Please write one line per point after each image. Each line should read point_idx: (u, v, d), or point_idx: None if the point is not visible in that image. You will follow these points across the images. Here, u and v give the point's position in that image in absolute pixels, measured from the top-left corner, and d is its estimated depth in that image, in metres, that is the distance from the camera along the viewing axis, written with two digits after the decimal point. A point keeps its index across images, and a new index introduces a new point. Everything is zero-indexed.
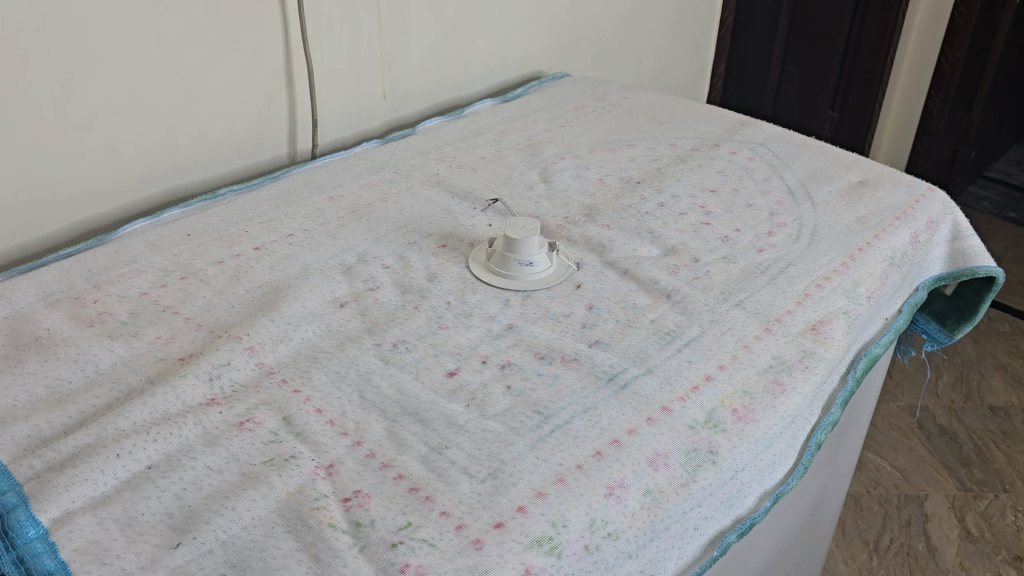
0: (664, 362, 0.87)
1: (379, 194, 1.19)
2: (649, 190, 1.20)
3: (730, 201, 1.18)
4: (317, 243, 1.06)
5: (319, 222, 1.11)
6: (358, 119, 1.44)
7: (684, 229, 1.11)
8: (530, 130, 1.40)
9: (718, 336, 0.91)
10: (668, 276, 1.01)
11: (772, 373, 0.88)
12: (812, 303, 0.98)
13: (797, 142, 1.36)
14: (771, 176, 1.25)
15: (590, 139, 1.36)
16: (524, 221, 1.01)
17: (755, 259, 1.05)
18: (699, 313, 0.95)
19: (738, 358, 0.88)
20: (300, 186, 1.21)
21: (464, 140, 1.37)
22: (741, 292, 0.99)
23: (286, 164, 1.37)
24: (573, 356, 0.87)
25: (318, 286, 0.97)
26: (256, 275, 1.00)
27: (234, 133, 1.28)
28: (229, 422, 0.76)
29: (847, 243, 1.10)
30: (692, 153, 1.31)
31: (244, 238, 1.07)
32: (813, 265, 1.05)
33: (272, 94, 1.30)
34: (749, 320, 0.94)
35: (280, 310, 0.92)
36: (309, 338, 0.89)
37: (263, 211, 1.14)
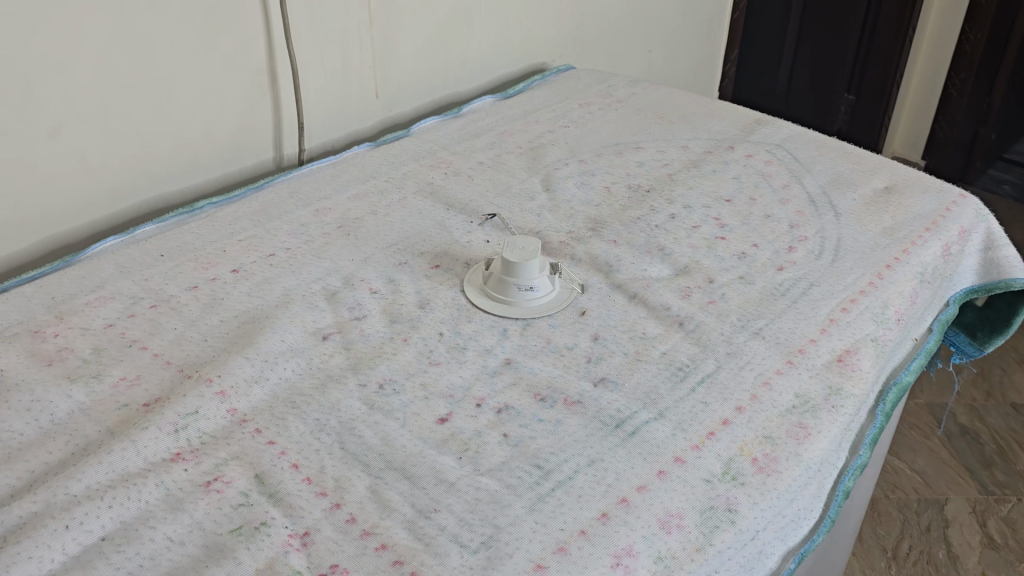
0: (677, 404, 0.79)
1: (368, 206, 1.10)
2: (659, 199, 1.11)
3: (747, 212, 1.09)
4: (300, 265, 0.98)
5: (303, 239, 1.03)
6: (349, 120, 1.36)
7: (697, 245, 1.02)
8: (531, 131, 1.31)
9: (736, 371, 0.83)
10: (680, 301, 0.92)
11: (796, 415, 0.79)
12: (837, 330, 0.90)
13: (818, 142, 1.27)
14: (790, 182, 1.16)
15: (595, 141, 1.27)
16: (524, 241, 0.93)
17: (774, 279, 0.97)
18: (715, 345, 0.86)
19: (757, 398, 0.80)
20: (285, 197, 1.13)
21: (462, 143, 1.28)
22: (760, 318, 0.90)
23: (271, 169, 1.29)
24: (577, 397, 0.79)
25: (299, 315, 0.89)
26: (232, 303, 0.92)
27: (213, 139, 1.19)
28: (194, 483, 0.69)
29: (874, 259, 1.01)
30: (705, 156, 1.22)
31: (221, 259, 0.99)
32: (837, 285, 0.96)
33: (254, 96, 1.21)
34: (770, 352, 0.86)
35: (256, 345, 0.84)
36: (287, 378, 0.81)
37: (243, 227, 1.06)
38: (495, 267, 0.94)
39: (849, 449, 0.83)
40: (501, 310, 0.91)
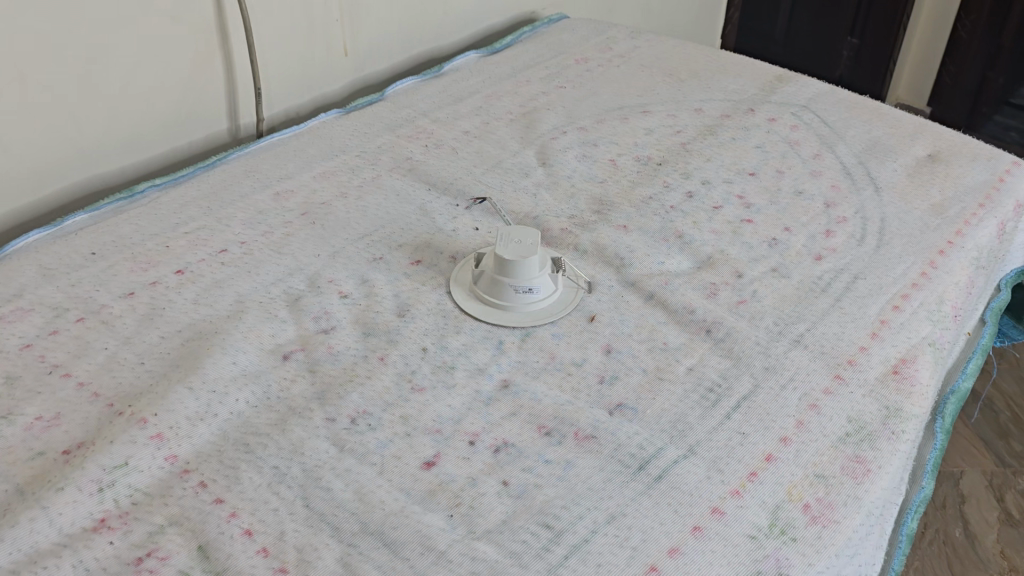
0: (710, 438, 0.66)
1: (337, 187, 0.95)
2: (673, 175, 0.97)
3: (775, 188, 0.95)
4: (257, 263, 0.83)
5: (261, 230, 0.88)
6: (315, 82, 1.19)
7: (720, 230, 0.88)
8: (523, 94, 1.15)
9: (776, 392, 0.70)
10: (705, 301, 0.79)
11: (850, 446, 0.67)
12: (890, 335, 0.77)
13: (847, 102, 1.12)
14: (820, 151, 1.02)
15: (596, 104, 1.12)
16: (518, 232, 0.78)
17: (812, 271, 0.84)
18: (750, 358, 0.73)
19: (804, 426, 0.68)
20: (240, 178, 0.98)
21: (444, 108, 1.12)
22: (800, 322, 0.77)
23: (226, 141, 1.13)
24: (590, 430, 0.66)
25: (255, 329, 0.75)
26: (176, 313, 0.77)
27: (157, 110, 1.03)
28: (122, 561, 0.56)
29: (923, 244, 0.88)
30: (722, 121, 1.07)
31: (163, 257, 0.84)
32: (885, 278, 0.83)
33: (203, 59, 1.04)
34: (814, 366, 0.73)
35: (202, 370, 0.70)
36: (240, 411, 0.67)
37: (190, 216, 0.91)
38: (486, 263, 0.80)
39: (910, 480, 0.71)
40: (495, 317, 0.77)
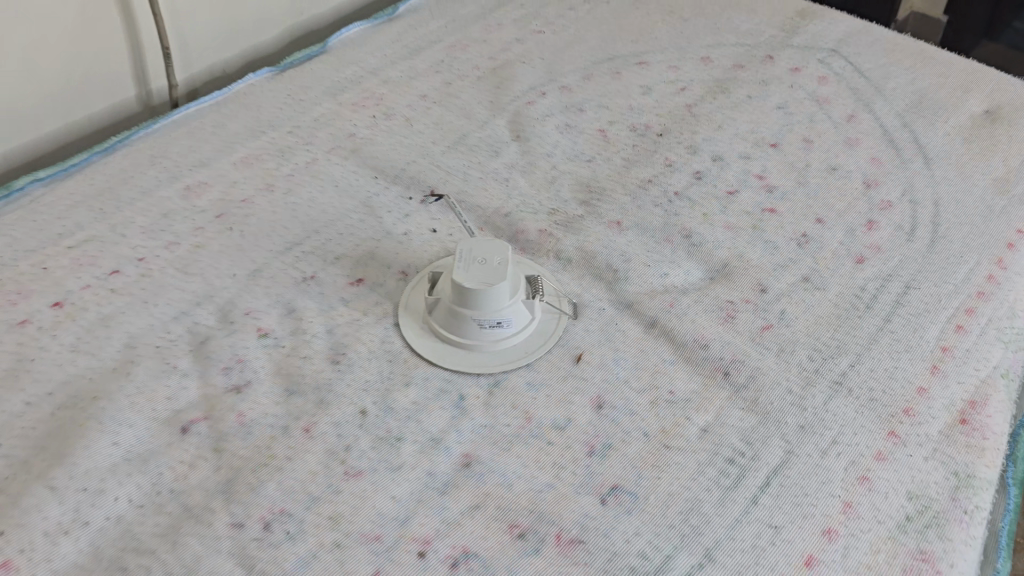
0: (732, 537, 0.51)
1: (262, 175, 0.77)
2: (678, 149, 0.79)
3: (803, 163, 0.77)
4: (156, 290, 0.66)
5: (164, 240, 0.71)
6: (243, 34, 0.99)
7: (737, 224, 0.71)
8: (493, 43, 0.96)
9: (816, 463, 0.55)
10: (721, 329, 0.62)
11: (913, 534, 0.52)
12: (954, 368, 0.61)
13: (884, 44, 0.93)
14: (856, 111, 0.83)
15: (582, 55, 0.93)
16: (481, 248, 0.60)
17: (853, 280, 0.67)
18: (781, 413, 0.57)
19: (852, 510, 0.53)
20: (145, 166, 0.79)
21: (398, 64, 0.93)
22: (842, 356, 0.61)
23: (135, 109, 0.93)
24: (576, 530, 0.51)
25: (146, 390, 0.58)
26: (47, 365, 0.60)
27: (39, 80, 0.83)
28: None
29: (988, 236, 0.71)
30: (734, 75, 0.88)
31: (38, 283, 0.67)
32: (943, 284, 0.67)
33: (94, 13, 0.84)
34: (862, 419, 0.57)
35: (72, 459, 0.54)
36: (119, 516, 0.51)
37: (78, 222, 0.72)
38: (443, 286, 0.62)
39: (984, 559, 0.55)
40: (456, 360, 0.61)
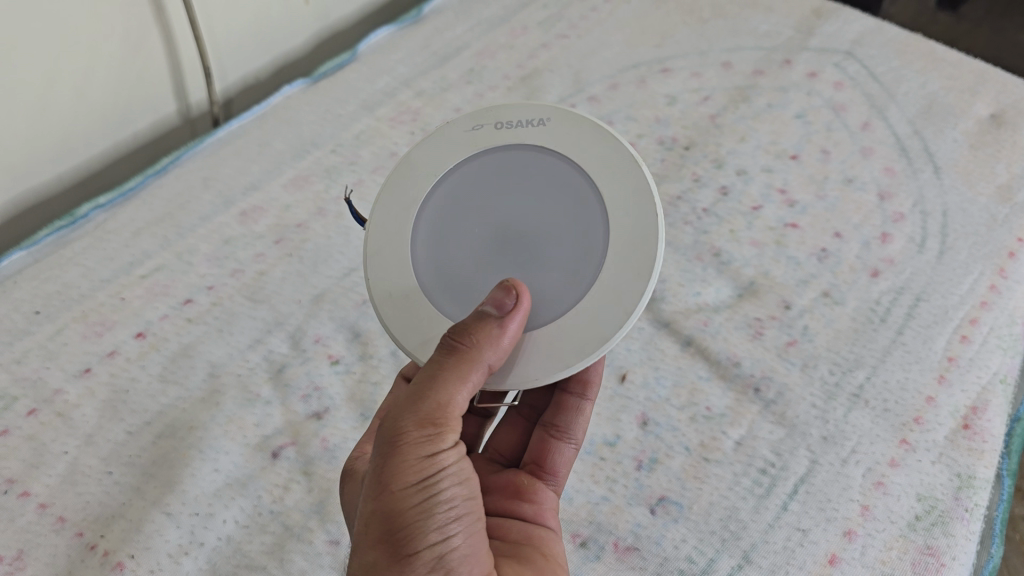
0: (766, 540, 0.58)
1: (315, 200, 0.83)
2: (703, 162, 0.85)
3: (821, 175, 0.84)
4: (229, 319, 0.73)
5: (230, 269, 0.77)
6: (275, 41, 1.00)
7: (762, 240, 0.78)
8: (523, 47, 1.00)
9: (838, 470, 0.61)
10: (750, 346, 0.69)
11: (921, 533, 0.59)
12: (959, 377, 0.67)
13: (896, 44, 0.98)
14: (869, 119, 0.89)
15: (608, 61, 0.97)
16: (531, 113, 0.54)
17: (869, 292, 0.73)
18: (806, 425, 0.64)
19: (870, 510, 0.59)
20: (198, 189, 0.83)
21: (430, 74, 0.97)
22: (859, 369, 0.68)
23: (175, 122, 0.95)
24: (630, 539, 0.59)
25: (236, 418, 0.66)
26: (143, 397, 0.68)
27: (88, 106, 0.83)
28: None
29: (992, 244, 0.77)
30: (755, 81, 0.94)
31: (121, 313, 0.73)
32: (949, 294, 0.73)
33: (137, 35, 0.83)
34: (877, 428, 0.64)
35: (181, 486, 0.62)
36: (229, 536, 0.60)
37: (145, 250, 0.78)
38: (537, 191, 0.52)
39: (979, 550, 0.61)
40: (640, 244, 0.49)
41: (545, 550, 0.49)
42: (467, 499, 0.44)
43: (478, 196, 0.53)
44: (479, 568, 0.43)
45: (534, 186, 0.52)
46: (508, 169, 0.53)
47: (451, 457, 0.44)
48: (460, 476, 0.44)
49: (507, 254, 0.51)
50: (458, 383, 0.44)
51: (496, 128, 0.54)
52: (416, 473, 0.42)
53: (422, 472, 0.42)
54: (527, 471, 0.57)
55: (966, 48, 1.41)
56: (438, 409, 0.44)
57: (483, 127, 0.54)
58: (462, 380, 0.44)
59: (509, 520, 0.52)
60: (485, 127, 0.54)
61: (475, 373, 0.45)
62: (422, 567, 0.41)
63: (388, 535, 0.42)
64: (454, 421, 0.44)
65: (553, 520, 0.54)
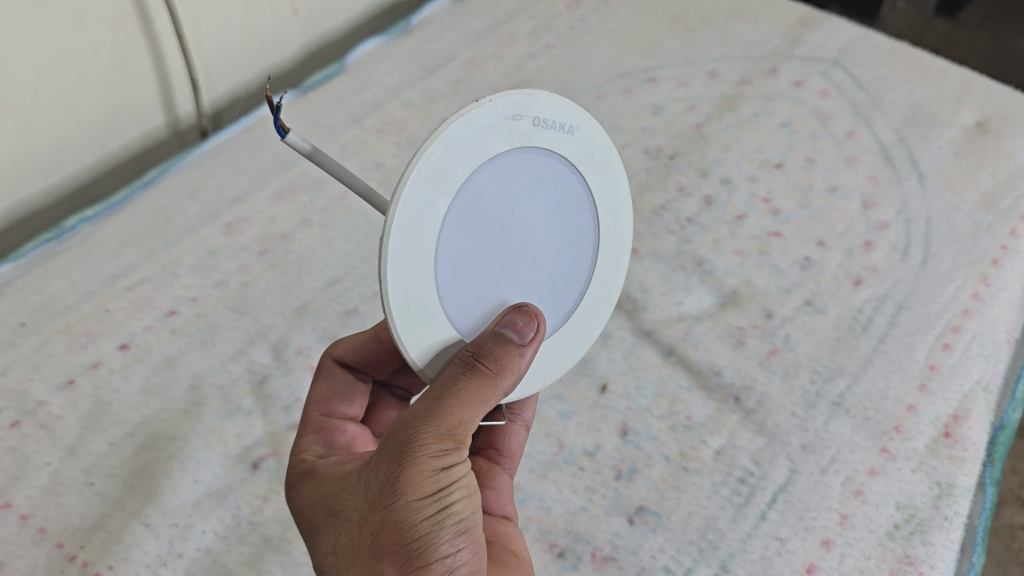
0: (744, 550, 0.58)
1: (300, 211, 0.84)
2: (688, 171, 0.85)
3: (805, 184, 0.84)
4: (213, 330, 0.73)
5: (215, 280, 0.77)
6: (263, 53, 1.01)
7: (745, 249, 0.78)
8: (510, 58, 1.00)
9: (817, 479, 0.61)
10: (732, 355, 0.69)
11: (900, 542, 0.58)
12: (940, 385, 0.67)
13: (883, 52, 0.98)
14: (855, 127, 0.89)
15: (595, 71, 0.97)
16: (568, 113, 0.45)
17: (851, 301, 0.73)
18: (786, 434, 0.64)
19: (849, 519, 0.59)
20: (185, 201, 0.84)
21: (418, 85, 0.97)
22: (840, 377, 0.68)
23: (164, 134, 0.96)
24: (608, 548, 0.58)
25: (217, 429, 0.66)
26: (126, 408, 0.68)
27: (75, 119, 0.84)
28: None
29: (975, 252, 0.77)
30: (741, 89, 0.95)
31: (105, 325, 0.73)
32: (932, 302, 0.73)
33: (124, 48, 0.84)
34: (857, 437, 0.64)
35: (161, 497, 0.62)
36: (208, 547, 0.60)
37: (131, 262, 0.78)
38: (560, 212, 0.47)
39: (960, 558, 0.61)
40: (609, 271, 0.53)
41: (513, 548, 0.50)
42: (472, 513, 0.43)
43: (505, 203, 0.44)
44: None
45: (557, 201, 0.47)
46: (537, 177, 0.46)
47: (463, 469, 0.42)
48: (467, 489, 0.43)
49: (524, 280, 0.47)
50: (480, 405, 0.42)
51: (535, 125, 0.44)
52: (432, 485, 0.41)
53: (437, 484, 0.41)
54: (483, 457, 0.57)
55: (960, 56, 1.41)
56: (459, 424, 0.41)
57: (522, 118, 0.43)
58: (482, 393, 0.43)
59: None
60: (525, 117, 0.43)
61: (494, 389, 0.43)
62: None
63: (397, 546, 0.40)
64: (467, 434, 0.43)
65: (512, 504, 0.55)
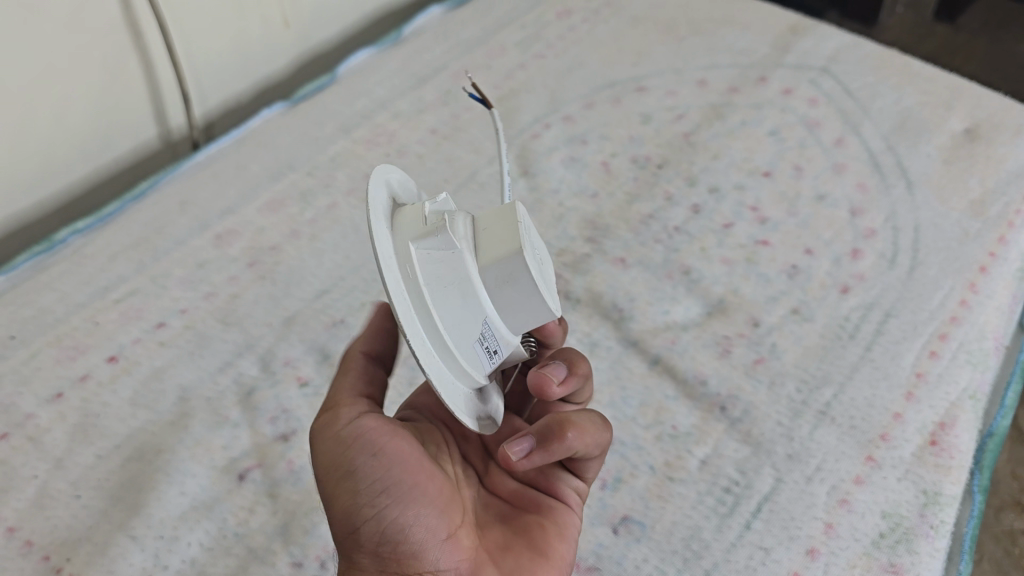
0: (729, 559, 0.58)
1: (289, 222, 0.84)
2: (676, 180, 0.86)
3: (793, 192, 0.84)
4: (201, 342, 0.74)
5: (204, 291, 0.78)
6: (255, 66, 1.01)
7: (732, 257, 0.78)
8: (500, 67, 1.01)
9: (802, 489, 0.61)
10: (718, 364, 0.69)
11: (887, 551, 0.58)
12: (927, 393, 0.67)
13: (872, 60, 0.98)
14: (843, 134, 0.89)
15: (584, 80, 0.98)
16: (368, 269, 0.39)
17: (838, 309, 0.73)
18: (771, 443, 0.64)
19: (834, 528, 0.59)
20: (175, 213, 0.84)
21: (408, 95, 0.98)
22: (827, 386, 0.68)
23: (156, 146, 0.96)
24: (592, 559, 0.58)
25: (204, 440, 0.66)
26: (113, 421, 0.68)
27: (66, 131, 0.84)
28: None
29: (963, 259, 0.77)
30: (729, 98, 0.95)
31: (94, 337, 0.74)
32: (919, 310, 0.73)
33: (115, 61, 0.85)
34: (843, 445, 0.64)
35: (147, 509, 0.62)
36: (193, 559, 0.60)
37: (121, 274, 0.79)
38: None
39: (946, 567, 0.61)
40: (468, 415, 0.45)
41: (546, 521, 0.54)
42: (397, 466, 0.47)
43: None
44: (436, 530, 0.47)
45: None
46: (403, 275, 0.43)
47: (363, 428, 0.48)
48: (378, 447, 0.47)
49: None
50: (338, 375, 0.52)
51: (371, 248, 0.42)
52: (332, 453, 0.48)
53: (337, 449, 0.48)
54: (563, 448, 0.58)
55: (956, 62, 1.41)
56: (336, 399, 0.50)
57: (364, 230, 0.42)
58: (346, 372, 0.52)
59: (526, 489, 0.56)
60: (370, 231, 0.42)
61: (353, 363, 0.52)
62: (365, 537, 0.46)
63: (334, 519, 0.48)
64: (354, 398, 0.50)
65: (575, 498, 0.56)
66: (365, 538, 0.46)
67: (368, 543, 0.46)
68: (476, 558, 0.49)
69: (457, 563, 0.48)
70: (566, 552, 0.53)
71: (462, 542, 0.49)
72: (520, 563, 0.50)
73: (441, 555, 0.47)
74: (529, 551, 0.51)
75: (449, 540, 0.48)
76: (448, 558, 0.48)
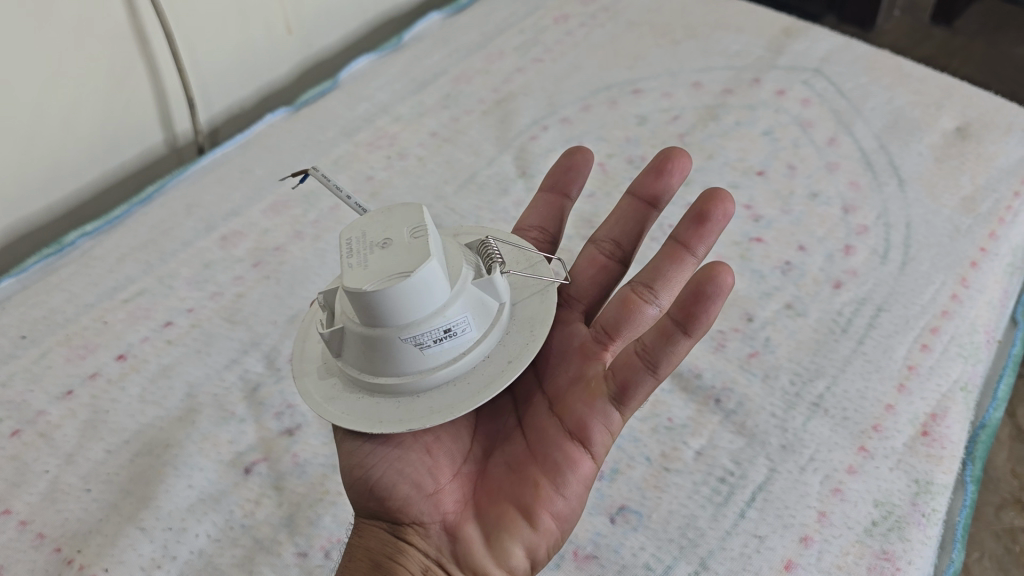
0: (724, 547, 0.59)
1: (293, 224, 0.86)
2: None
3: (787, 191, 0.85)
4: (207, 341, 0.75)
5: (210, 291, 0.79)
6: (258, 73, 1.03)
7: (727, 254, 0.79)
8: (499, 71, 1.03)
9: (796, 478, 0.63)
10: (713, 358, 0.71)
11: (879, 537, 0.60)
12: (919, 385, 0.68)
13: (864, 61, 1.00)
14: (836, 134, 0.91)
15: (581, 84, 1.00)
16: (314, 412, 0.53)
17: (830, 304, 0.75)
18: (765, 434, 0.65)
19: (827, 516, 0.60)
20: (181, 216, 0.86)
21: (408, 100, 0.99)
22: (820, 379, 0.69)
23: (163, 151, 0.98)
24: (590, 547, 0.60)
25: (211, 435, 0.68)
26: (122, 418, 0.70)
27: (74, 136, 0.86)
28: None
29: (955, 255, 0.78)
30: (724, 99, 0.97)
31: (103, 336, 0.75)
32: (910, 304, 0.74)
33: (122, 67, 0.86)
34: (835, 437, 0.65)
35: (155, 502, 0.63)
36: (201, 550, 0.61)
37: (128, 276, 0.80)
38: None
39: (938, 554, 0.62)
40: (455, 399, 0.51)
41: (542, 478, 0.52)
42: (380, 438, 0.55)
43: None
44: (417, 488, 0.53)
45: None
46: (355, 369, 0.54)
47: None
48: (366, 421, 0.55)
49: None
50: None
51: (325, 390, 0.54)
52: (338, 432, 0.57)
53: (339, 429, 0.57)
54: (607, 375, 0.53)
55: (953, 65, 1.42)
56: None
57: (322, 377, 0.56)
58: None
59: (548, 424, 0.54)
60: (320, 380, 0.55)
61: None
62: (361, 495, 0.55)
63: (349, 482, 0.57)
64: None
65: (599, 435, 0.52)
66: (361, 496, 0.55)
67: (363, 499, 0.55)
68: (467, 511, 0.53)
69: (440, 516, 0.53)
70: (559, 509, 0.52)
71: (449, 496, 0.53)
72: (500, 514, 0.52)
73: (423, 508, 0.53)
74: (514, 503, 0.52)
75: (435, 495, 0.53)
76: (430, 511, 0.53)
